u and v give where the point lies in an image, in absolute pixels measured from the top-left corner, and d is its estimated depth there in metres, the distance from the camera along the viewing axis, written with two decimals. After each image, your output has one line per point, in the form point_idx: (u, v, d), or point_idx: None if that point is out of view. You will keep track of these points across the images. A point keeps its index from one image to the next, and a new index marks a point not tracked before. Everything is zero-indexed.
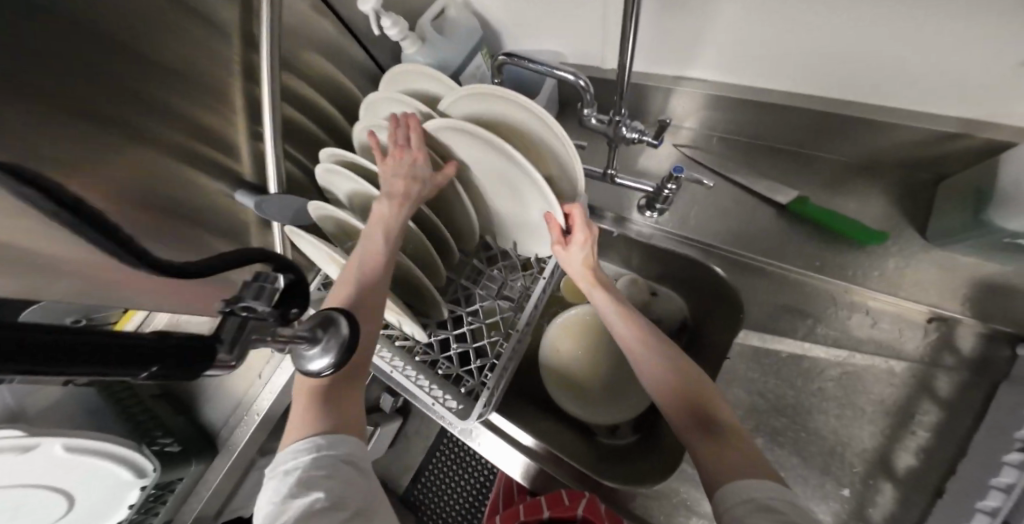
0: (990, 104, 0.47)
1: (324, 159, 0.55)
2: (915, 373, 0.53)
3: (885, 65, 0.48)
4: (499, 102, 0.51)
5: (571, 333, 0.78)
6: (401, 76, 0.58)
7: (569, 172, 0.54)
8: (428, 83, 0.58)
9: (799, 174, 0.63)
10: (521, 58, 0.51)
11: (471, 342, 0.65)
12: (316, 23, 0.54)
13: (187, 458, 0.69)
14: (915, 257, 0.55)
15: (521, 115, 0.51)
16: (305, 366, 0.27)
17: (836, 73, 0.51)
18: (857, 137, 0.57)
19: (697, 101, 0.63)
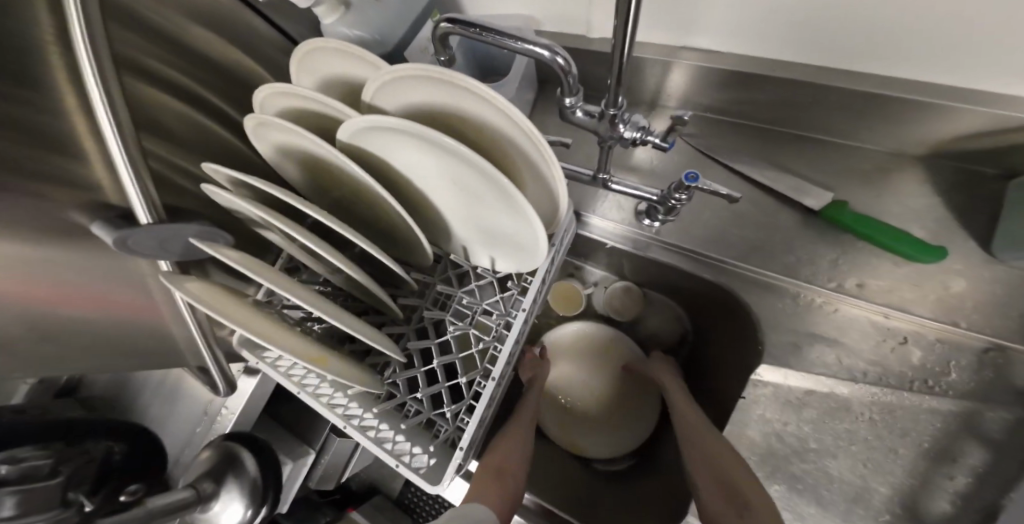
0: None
1: (216, 177, 0.41)
2: (962, 410, 0.45)
3: (977, 31, 0.35)
4: (446, 89, 0.37)
5: (559, 354, 0.70)
6: (317, 56, 0.43)
7: (548, 179, 0.42)
8: (353, 66, 0.43)
9: (832, 169, 0.51)
10: (472, 27, 0.36)
11: (444, 381, 0.56)
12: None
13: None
14: (969, 273, 0.46)
15: (477, 106, 0.38)
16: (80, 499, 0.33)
17: (902, 40, 0.38)
18: (913, 122, 0.45)
19: (710, 78, 0.49)
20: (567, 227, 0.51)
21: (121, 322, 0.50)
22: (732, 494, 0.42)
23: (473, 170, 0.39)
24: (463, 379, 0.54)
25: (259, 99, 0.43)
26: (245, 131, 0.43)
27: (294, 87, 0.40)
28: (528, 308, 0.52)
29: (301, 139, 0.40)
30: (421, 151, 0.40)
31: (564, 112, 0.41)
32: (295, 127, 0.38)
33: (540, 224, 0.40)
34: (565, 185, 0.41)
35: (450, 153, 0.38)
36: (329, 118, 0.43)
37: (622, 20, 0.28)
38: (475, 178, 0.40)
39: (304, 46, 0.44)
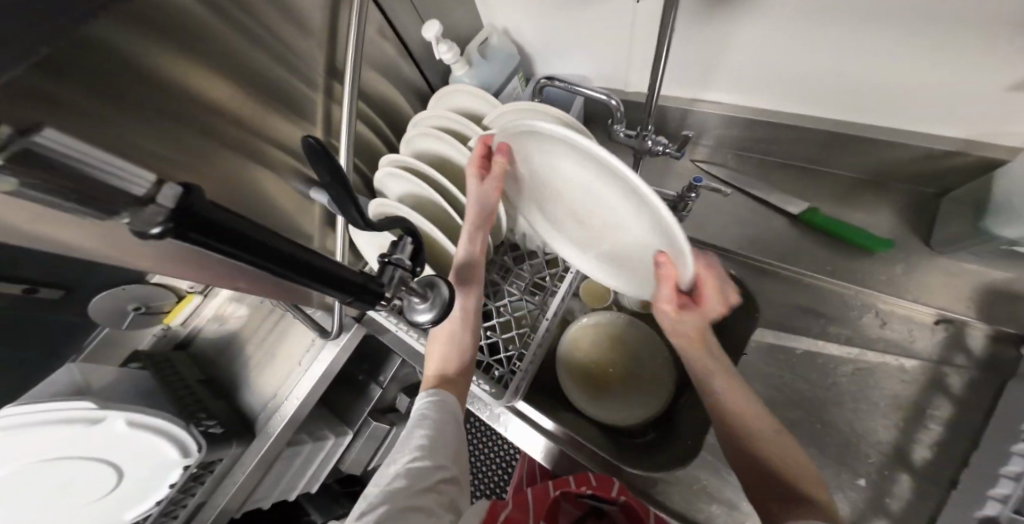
0: (991, 125, 0.51)
1: (385, 165, 0.64)
2: (925, 370, 0.57)
3: (891, 93, 0.53)
4: (539, 116, 0.59)
5: (591, 338, 0.81)
6: (449, 95, 0.67)
7: None
8: (472, 101, 0.66)
9: (808, 188, 0.68)
10: (561, 82, 0.60)
11: (502, 334, 0.71)
12: (379, 46, 0.63)
13: (229, 440, 0.76)
14: (922, 263, 0.60)
15: (556, 126, 0.59)
16: (413, 314, 0.40)
17: (840, 98, 0.57)
18: (863, 154, 0.62)
19: (714, 120, 0.69)
20: None
21: None
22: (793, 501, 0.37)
23: None
24: (519, 332, 0.69)
25: (414, 120, 0.66)
26: (402, 137, 0.66)
27: (437, 110, 0.63)
28: (572, 277, 0.69)
29: (441, 143, 0.62)
30: None
31: (612, 134, 0.62)
32: (439, 134, 0.61)
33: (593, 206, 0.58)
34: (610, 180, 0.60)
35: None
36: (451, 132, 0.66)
37: (656, 72, 0.50)
38: None
39: (442, 89, 0.68)
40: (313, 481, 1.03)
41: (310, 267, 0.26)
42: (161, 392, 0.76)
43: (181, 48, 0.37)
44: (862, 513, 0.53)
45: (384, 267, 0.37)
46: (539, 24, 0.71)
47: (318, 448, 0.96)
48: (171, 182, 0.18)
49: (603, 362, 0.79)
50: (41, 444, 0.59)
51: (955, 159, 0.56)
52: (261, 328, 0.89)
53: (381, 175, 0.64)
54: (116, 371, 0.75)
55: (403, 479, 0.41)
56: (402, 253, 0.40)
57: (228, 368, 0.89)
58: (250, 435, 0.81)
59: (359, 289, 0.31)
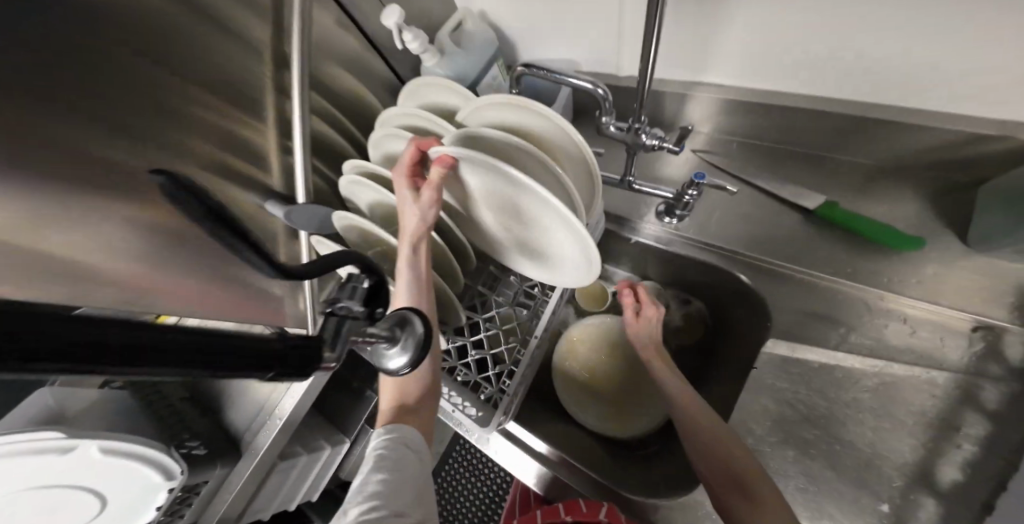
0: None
1: (347, 172, 0.58)
2: (959, 383, 0.50)
3: (926, 63, 0.46)
4: (518, 110, 0.52)
5: (590, 345, 0.76)
6: (419, 89, 0.60)
7: (587, 176, 0.55)
8: (445, 95, 0.59)
9: (825, 179, 0.61)
10: (541, 69, 0.52)
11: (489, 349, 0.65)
12: (336, 38, 0.56)
13: (213, 461, 0.72)
14: (955, 263, 0.53)
15: (538, 121, 0.52)
16: (385, 363, 0.31)
17: (868, 74, 0.49)
18: (888, 140, 0.55)
19: (716, 107, 0.61)
20: (599, 220, 0.62)
21: None
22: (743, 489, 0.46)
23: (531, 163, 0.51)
24: (507, 347, 0.63)
25: (381, 119, 0.59)
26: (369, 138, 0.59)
27: (403, 108, 0.56)
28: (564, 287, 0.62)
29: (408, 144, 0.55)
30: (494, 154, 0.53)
31: (600, 127, 0.55)
32: (405, 134, 0.54)
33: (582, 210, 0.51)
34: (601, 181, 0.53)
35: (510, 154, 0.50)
36: (423, 131, 0.59)
37: (646, 55, 0.43)
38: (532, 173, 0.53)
39: (411, 83, 0.61)
40: (315, 489, 0.98)
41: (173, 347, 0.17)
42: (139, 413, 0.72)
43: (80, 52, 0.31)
44: None
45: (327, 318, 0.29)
46: (517, 4, 0.63)
47: (315, 459, 0.91)
48: None
49: (604, 371, 0.74)
50: (11, 476, 0.54)
51: (999, 143, 0.48)
52: None
53: (344, 183, 0.58)
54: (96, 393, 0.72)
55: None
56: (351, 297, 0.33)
57: (211, 385, 0.85)
58: (238, 453, 0.76)
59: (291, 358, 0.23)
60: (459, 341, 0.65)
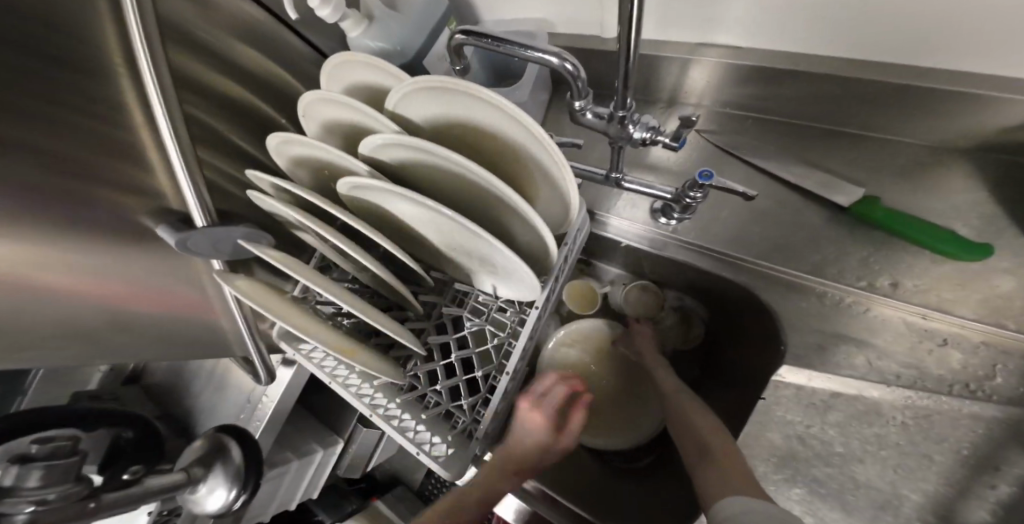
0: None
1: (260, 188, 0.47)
2: (1008, 417, 0.42)
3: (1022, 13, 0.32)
4: (462, 99, 0.39)
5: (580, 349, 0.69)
6: (344, 68, 0.47)
7: (558, 182, 0.43)
8: (376, 76, 0.46)
9: (864, 165, 0.48)
10: (485, 37, 0.38)
11: (462, 374, 0.59)
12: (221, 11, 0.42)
13: None
14: (1018, 272, 0.43)
15: (489, 114, 0.39)
16: None
17: (938, 26, 0.36)
18: (955, 112, 0.41)
19: (725, 75, 0.48)
20: (580, 225, 0.51)
21: (180, 317, 0.56)
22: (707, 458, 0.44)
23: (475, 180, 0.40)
24: (479, 373, 0.56)
25: (303, 106, 0.46)
26: (267, 145, 0.46)
27: (317, 96, 0.43)
28: (542, 308, 0.52)
29: (326, 151, 0.43)
30: (432, 168, 0.41)
31: (576, 116, 0.42)
32: (318, 141, 0.42)
33: (548, 232, 0.40)
34: (576, 188, 0.42)
35: (451, 164, 0.39)
36: (352, 126, 0.47)
37: (625, 24, 0.29)
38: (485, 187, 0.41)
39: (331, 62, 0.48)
40: (314, 487, 0.95)
41: None
42: None
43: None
44: None
45: None
46: None
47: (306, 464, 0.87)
48: None
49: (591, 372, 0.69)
50: None
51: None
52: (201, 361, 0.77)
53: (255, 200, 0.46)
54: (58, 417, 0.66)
55: None
56: None
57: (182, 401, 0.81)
58: None
59: None
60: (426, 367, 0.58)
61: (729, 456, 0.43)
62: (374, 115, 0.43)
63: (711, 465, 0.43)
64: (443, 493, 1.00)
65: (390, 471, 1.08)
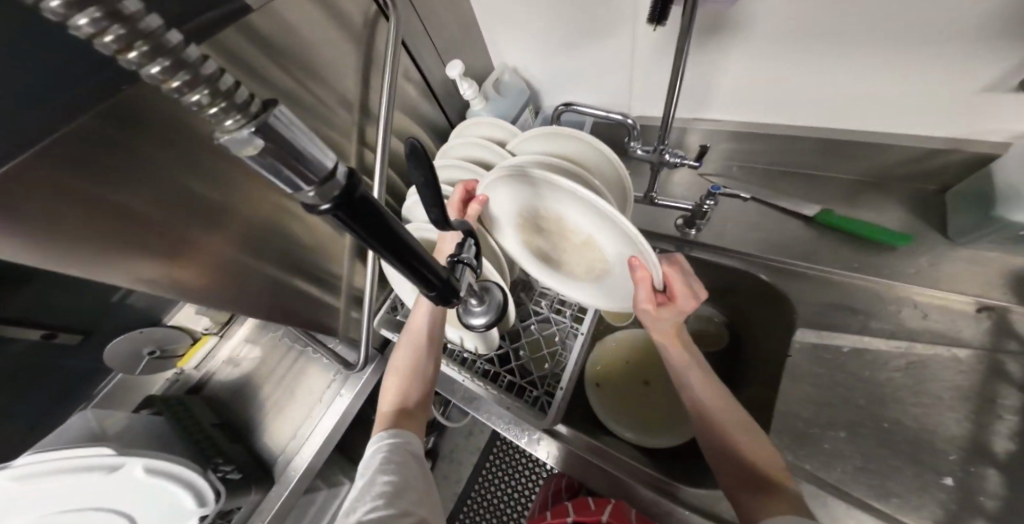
0: (976, 124, 0.55)
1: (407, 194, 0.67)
2: (981, 358, 0.54)
3: (880, 104, 0.58)
4: (554, 136, 0.62)
5: (618, 348, 0.81)
6: (472, 127, 0.72)
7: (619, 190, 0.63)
8: (492, 130, 0.71)
9: (816, 191, 0.70)
10: (578, 108, 0.65)
11: (531, 355, 0.68)
12: (404, 87, 0.66)
13: (248, 484, 0.70)
14: (946, 255, 0.61)
15: (575, 146, 0.62)
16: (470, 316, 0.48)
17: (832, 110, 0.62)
18: (865, 159, 0.65)
19: (721, 136, 0.72)
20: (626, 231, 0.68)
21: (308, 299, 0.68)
22: (762, 489, 0.43)
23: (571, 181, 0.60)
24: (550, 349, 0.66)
25: (446, 148, 0.71)
26: None
27: (466, 140, 0.68)
28: None
29: (467, 171, 0.66)
30: None
31: (629, 151, 0.66)
32: (465, 164, 0.66)
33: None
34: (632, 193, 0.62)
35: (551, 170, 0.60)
36: (476, 158, 0.70)
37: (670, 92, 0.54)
38: None
39: (464, 122, 0.74)
40: None
41: (409, 252, 0.29)
42: (175, 439, 0.70)
43: (230, 56, 0.39)
44: (957, 518, 0.47)
45: (456, 266, 0.40)
46: (546, 63, 0.79)
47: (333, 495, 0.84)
48: (343, 165, 0.22)
49: (626, 366, 0.80)
50: (54, 494, 0.55)
51: (953, 156, 0.59)
52: (276, 370, 0.84)
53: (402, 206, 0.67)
54: (130, 415, 0.70)
55: (373, 500, 0.41)
56: (468, 254, 0.41)
57: (242, 411, 0.82)
58: (269, 479, 0.73)
59: (439, 284, 0.33)
60: (504, 346, 0.67)
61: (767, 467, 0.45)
62: (497, 148, 0.66)
63: (756, 487, 0.43)
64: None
65: None
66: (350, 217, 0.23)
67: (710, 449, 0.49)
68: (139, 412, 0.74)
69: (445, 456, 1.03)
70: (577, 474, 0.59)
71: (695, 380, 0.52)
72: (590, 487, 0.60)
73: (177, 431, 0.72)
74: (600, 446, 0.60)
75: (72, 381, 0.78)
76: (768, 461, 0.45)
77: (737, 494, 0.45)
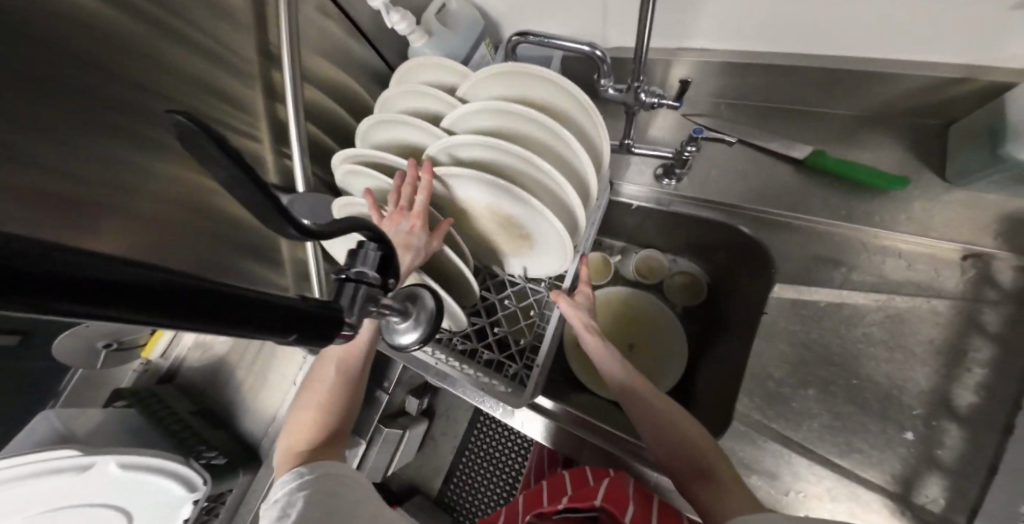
0: (988, 44, 0.47)
1: (348, 160, 0.58)
2: (959, 309, 0.52)
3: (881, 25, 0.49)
4: (507, 77, 0.53)
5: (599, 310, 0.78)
6: (417, 69, 0.61)
7: (594, 143, 0.56)
8: (442, 72, 0.61)
9: (809, 131, 0.63)
10: (536, 36, 0.55)
11: (509, 328, 0.65)
12: (317, 26, 0.55)
13: (235, 467, 0.70)
14: (940, 199, 0.56)
15: (541, 90, 0.53)
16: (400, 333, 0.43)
17: (824, 33, 0.53)
18: (863, 91, 0.57)
19: (706, 71, 0.63)
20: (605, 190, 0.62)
21: None
22: (703, 476, 0.45)
23: (540, 134, 0.52)
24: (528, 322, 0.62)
25: (386, 97, 0.61)
26: (363, 126, 0.60)
27: (411, 88, 0.58)
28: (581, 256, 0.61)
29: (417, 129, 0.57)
30: (501, 133, 0.54)
31: (600, 92, 0.57)
32: (411, 119, 0.56)
33: (590, 166, 0.51)
34: (611, 145, 0.54)
35: (507, 117, 0.52)
36: (423, 109, 0.61)
37: (643, 20, 0.45)
38: (541, 143, 0.53)
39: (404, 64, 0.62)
40: None
41: (240, 310, 0.17)
42: (151, 430, 0.70)
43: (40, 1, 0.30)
44: (915, 470, 0.49)
45: (342, 286, 0.27)
46: None
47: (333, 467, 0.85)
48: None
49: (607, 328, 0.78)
50: (30, 497, 0.55)
51: (962, 84, 0.52)
52: (246, 354, 0.80)
53: (340, 173, 0.60)
54: (103, 411, 0.69)
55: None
56: (365, 264, 0.28)
57: (217, 391, 0.81)
58: (257, 460, 0.73)
59: (317, 322, 0.22)
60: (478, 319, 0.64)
61: (716, 460, 0.46)
62: (447, 97, 0.56)
63: (709, 484, 0.44)
64: (470, 491, 0.99)
65: (408, 479, 1.05)
66: (31, 303, 0.10)
67: (658, 447, 0.49)
68: (112, 405, 0.73)
69: (441, 413, 1.08)
70: (566, 449, 0.61)
71: (619, 374, 0.54)
72: (580, 459, 0.61)
73: (150, 422, 0.71)
74: (583, 419, 0.61)
75: (39, 380, 0.76)
76: (707, 448, 0.47)
77: (691, 487, 0.45)
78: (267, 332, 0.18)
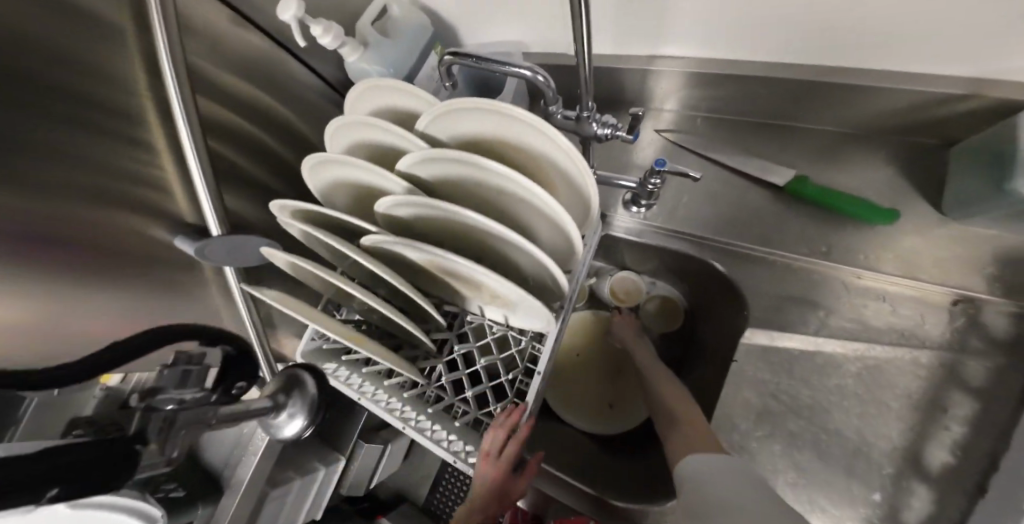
0: (1001, 48, 0.38)
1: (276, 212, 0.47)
2: (942, 361, 0.47)
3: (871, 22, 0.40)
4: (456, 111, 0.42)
5: (582, 341, 0.74)
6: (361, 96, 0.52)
7: (576, 180, 0.44)
8: (387, 96, 0.51)
9: (793, 149, 0.55)
10: (470, 57, 0.43)
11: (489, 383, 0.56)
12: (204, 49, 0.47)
13: (192, 502, 0.66)
14: (933, 233, 0.49)
15: (503, 123, 0.41)
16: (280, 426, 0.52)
17: (805, 41, 0.45)
18: (850, 104, 0.49)
19: (677, 81, 0.54)
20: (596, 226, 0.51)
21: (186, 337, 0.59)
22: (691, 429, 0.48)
23: (498, 181, 0.40)
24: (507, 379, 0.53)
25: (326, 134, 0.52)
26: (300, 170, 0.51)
27: (346, 120, 0.48)
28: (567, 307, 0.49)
29: (359, 171, 0.47)
30: (460, 176, 0.43)
31: (547, 116, 0.48)
32: (346, 158, 0.45)
33: (563, 214, 0.39)
34: (597, 185, 0.42)
35: (459, 164, 0.40)
36: (365, 141, 0.51)
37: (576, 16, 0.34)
38: (502, 188, 0.41)
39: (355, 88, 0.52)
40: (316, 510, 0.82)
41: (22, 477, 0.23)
42: None
43: None
44: None
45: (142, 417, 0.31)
46: None
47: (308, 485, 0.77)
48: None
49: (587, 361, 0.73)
50: None
51: (961, 105, 0.43)
52: None
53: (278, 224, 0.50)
54: None
55: None
56: (172, 382, 0.36)
57: None
58: (218, 492, 0.70)
59: (115, 460, 0.27)
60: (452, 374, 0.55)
61: (696, 420, 0.50)
62: (392, 129, 0.45)
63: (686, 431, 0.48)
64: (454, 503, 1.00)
65: (395, 489, 1.06)
66: None
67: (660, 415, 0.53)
68: None
69: None
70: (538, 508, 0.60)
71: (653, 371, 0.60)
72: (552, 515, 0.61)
73: None
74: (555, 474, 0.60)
75: None
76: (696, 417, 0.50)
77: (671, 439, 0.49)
78: (55, 483, 0.24)
